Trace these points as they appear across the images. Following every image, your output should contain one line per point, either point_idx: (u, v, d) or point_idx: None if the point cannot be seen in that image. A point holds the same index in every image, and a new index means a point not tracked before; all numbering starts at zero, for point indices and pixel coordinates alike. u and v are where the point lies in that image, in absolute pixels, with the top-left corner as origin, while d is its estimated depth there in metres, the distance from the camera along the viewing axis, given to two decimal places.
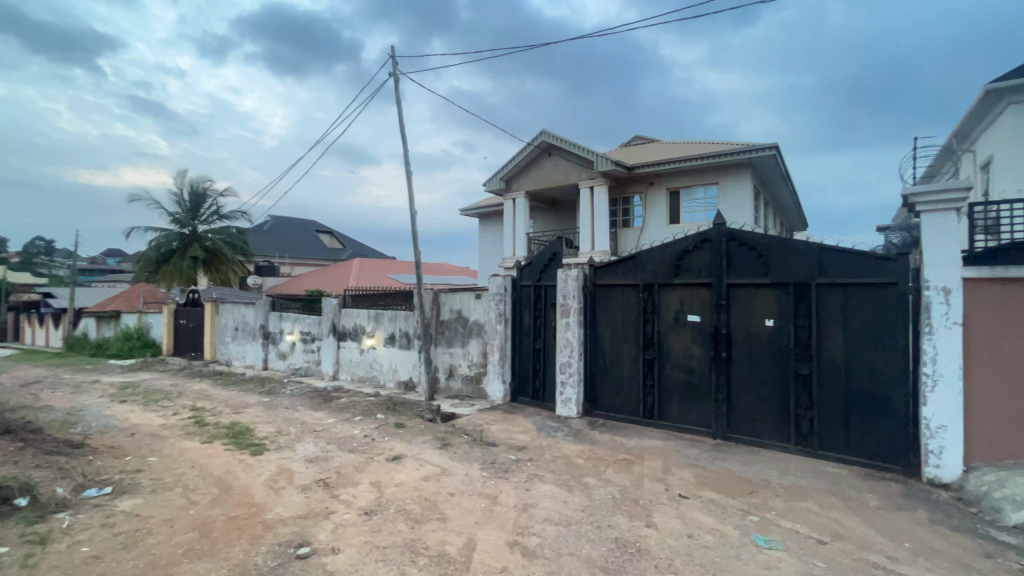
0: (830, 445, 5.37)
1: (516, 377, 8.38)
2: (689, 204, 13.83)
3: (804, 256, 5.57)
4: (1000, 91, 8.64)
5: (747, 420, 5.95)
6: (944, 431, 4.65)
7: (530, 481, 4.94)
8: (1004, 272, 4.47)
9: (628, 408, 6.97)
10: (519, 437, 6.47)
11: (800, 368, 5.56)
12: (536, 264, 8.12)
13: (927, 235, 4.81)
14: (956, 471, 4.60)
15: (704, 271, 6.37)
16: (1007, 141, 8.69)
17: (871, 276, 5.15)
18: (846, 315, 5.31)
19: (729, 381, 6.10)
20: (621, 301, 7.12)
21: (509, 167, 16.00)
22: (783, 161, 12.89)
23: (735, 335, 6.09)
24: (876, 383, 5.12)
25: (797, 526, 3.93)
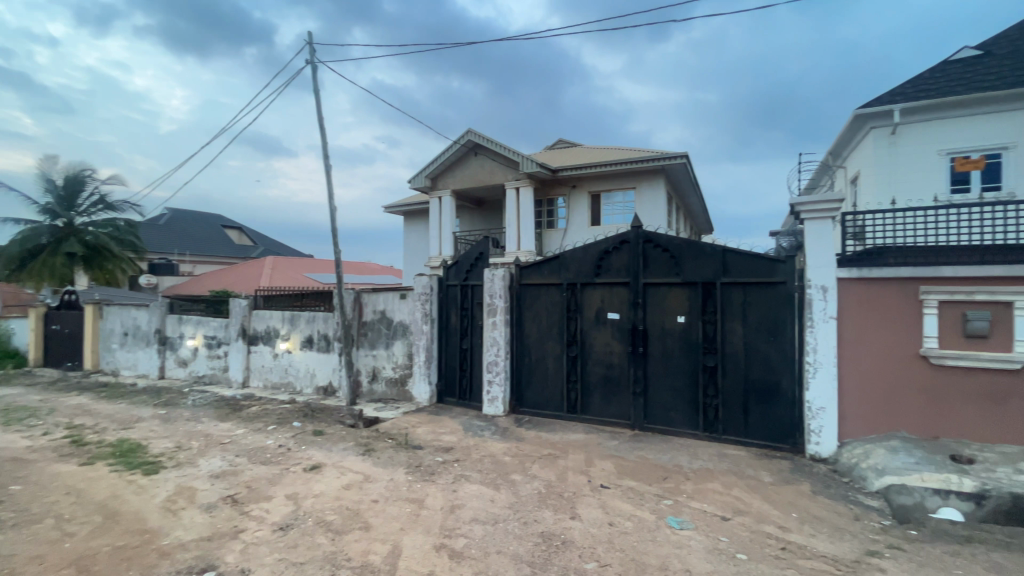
0: (732, 430, 5.89)
1: (442, 378, 8.28)
2: (609, 207, 14.49)
3: (710, 258, 6.07)
4: (864, 117, 10.01)
5: (661, 410, 6.36)
6: (823, 412, 5.30)
7: (456, 482, 4.90)
8: (869, 272, 5.17)
9: (553, 404, 7.16)
10: (446, 439, 6.39)
11: (707, 361, 6.05)
12: (462, 264, 8.08)
13: (810, 240, 5.43)
14: (831, 447, 5.27)
15: (623, 270, 6.71)
16: (871, 160, 10.06)
17: (766, 276, 5.72)
18: (745, 311, 5.86)
19: (645, 375, 6.48)
20: (546, 299, 7.30)
21: (434, 164, 15.78)
22: (693, 168, 13.90)
23: (651, 331, 6.48)
24: (770, 372, 5.70)
25: (704, 506, 4.26)
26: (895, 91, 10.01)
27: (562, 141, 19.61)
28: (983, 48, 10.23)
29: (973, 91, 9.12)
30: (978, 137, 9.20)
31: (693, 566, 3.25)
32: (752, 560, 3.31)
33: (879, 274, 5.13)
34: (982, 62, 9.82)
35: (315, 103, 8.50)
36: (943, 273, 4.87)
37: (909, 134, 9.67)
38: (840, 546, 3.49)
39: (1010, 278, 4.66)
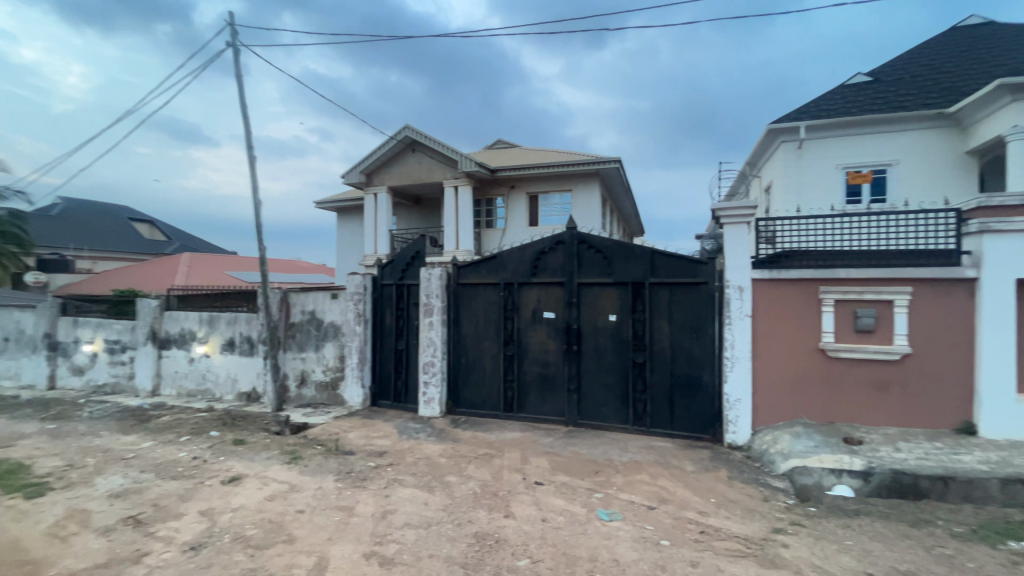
0: (659, 423, 6.21)
1: (376, 380, 8.02)
2: (547, 208, 14.75)
3: (640, 259, 6.34)
4: (776, 131, 10.95)
5: (594, 406, 6.57)
6: (739, 403, 5.72)
7: (389, 487, 4.77)
8: (778, 273, 5.64)
9: (490, 403, 7.17)
10: (380, 443, 6.21)
11: (637, 357, 6.33)
12: (397, 263, 7.87)
13: (729, 244, 5.83)
14: (746, 435, 5.69)
15: (558, 270, 6.85)
16: (781, 170, 10.99)
17: (690, 276, 6.08)
18: (671, 309, 6.19)
19: (579, 372, 6.66)
20: (483, 299, 7.30)
21: (370, 160, 15.27)
22: (625, 172, 14.44)
23: (584, 329, 6.67)
24: (693, 367, 6.06)
25: (632, 496, 4.46)
26: (802, 109, 11.00)
27: (501, 141, 19.70)
28: (872, 75, 11.53)
29: (865, 113, 10.25)
30: (868, 154, 10.34)
31: (621, 555, 3.38)
32: (675, 544, 3.50)
33: (786, 275, 5.61)
34: (872, 87, 11.07)
35: (237, 89, 7.92)
36: (839, 274, 5.42)
37: (812, 149, 10.69)
38: (751, 526, 3.78)
39: (891, 279, 5.28)
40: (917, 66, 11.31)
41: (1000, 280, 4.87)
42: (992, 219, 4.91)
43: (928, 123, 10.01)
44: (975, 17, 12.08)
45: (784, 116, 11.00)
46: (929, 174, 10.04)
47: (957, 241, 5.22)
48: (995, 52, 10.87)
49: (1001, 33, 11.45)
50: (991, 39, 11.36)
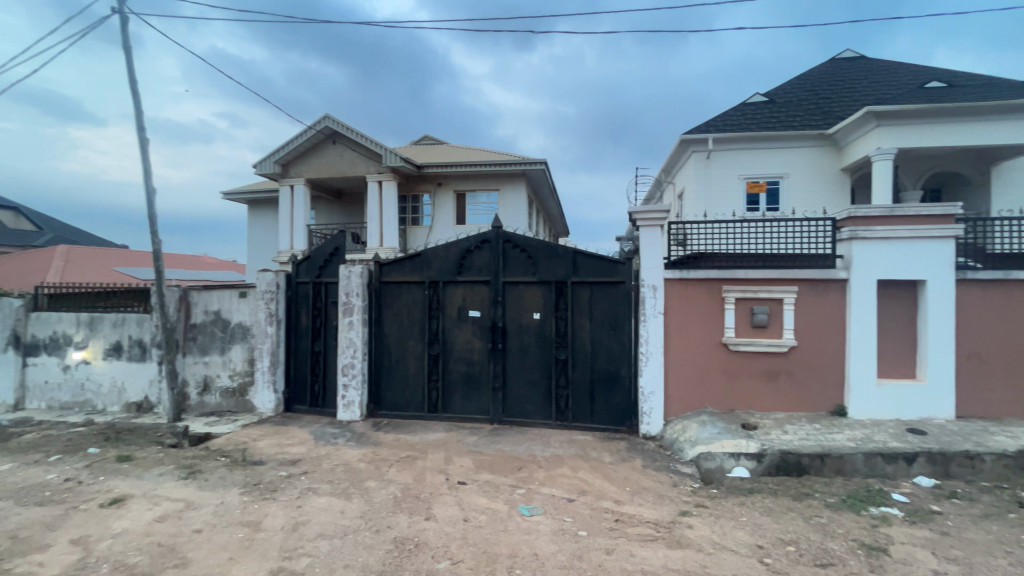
0: (581, 417, 6.42)
1: (290, 384, 7.52)
2: (474, 207, 14.68)
3: (563, 258, 6.51)
4: (687, 141, 11.76)
5: (519, 403, 6.65)
6: (652, 395, 6.07)
7: (302, 496, 4.48)
8: (687, 273, 6.06)
9: (413, 404, 7.00)
10: (293, 450, 5.83)
11: (559, 354, 6.50)
12: (314, 260, 7.43)
13: (644, 245, 6.15)
14: (659, 425, 6.05)
15: (483, 269, 6.85)
16: (692, 178, 11.82)
17: (609, 276, 6.35)
18: (592, 307, 6.42)
19: (504, 370, 6.71)
20: (407, 298, 7.10)
21: (286, 149, 14.30)
22: (550, 174, 14.72)
23: (509, 327, 6.73)
24: (611, 362, 6.33)
25: (553, 490, 4.56)
26: (711, 122, 11.92)
27: (428, 138, 19.36)
28: (768, 96, 12.78)
29: (762, 130, 11.34)
30: (764, 166, 11.44)
31: (540, 549, 3.43)
32: (591, 534, 3.63)
33: (694, 276, 6.04)
34: (768, 107, 12.26)
35: (125, 61, 7.02)
36: (739, 275, 5.92)
37: (719, 159, 11.62)
38: (661, 511, 4.02)
39: (781, 279, 5.86)
40: (804, 91, 12.73)
41: (866, 281, 5.59)
42: (860, 228, 5.62)
43: (812, 142, 11.29)
44: (848, 51, 13.82)
45: (695, 128, 11.84)
46: (812, 186, 11.32)
47: (834, 246, 5.91)
48: (864, 83, 12.52)
49: (868, 67, 13.22)
50: (860, 72, 13.07)
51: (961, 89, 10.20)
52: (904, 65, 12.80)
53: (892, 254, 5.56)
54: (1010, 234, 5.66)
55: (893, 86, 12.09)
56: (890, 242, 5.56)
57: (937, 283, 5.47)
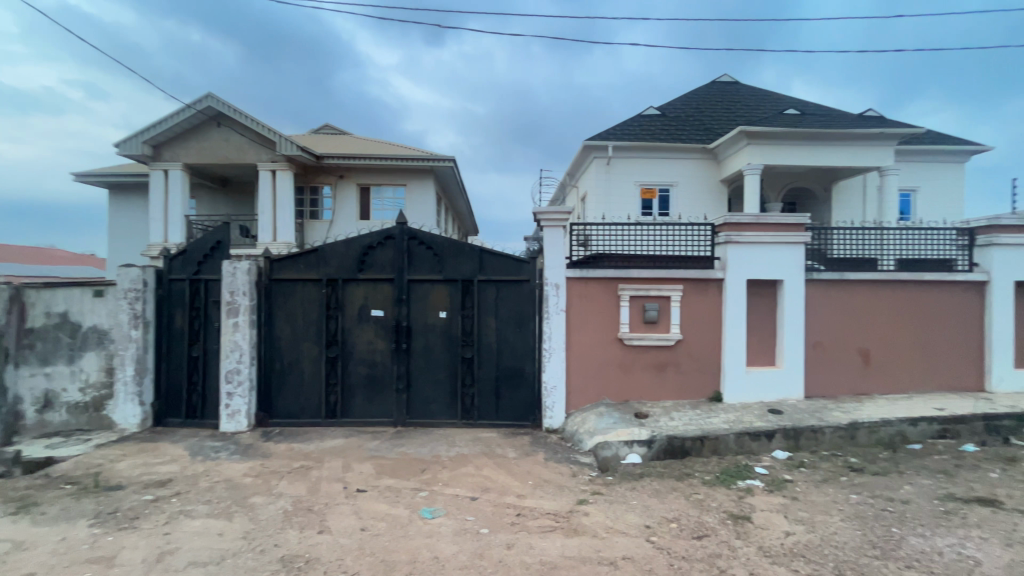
0: (486, 415, 6.45)
1: (161, 395, 6.62)
2: (379, 202, 14.08)
3: (469, 256, 6.50)
4: (590, 147, 12.40)
5: (424, 404, 6.51)
6: (555, 389, 6.29)
7: (171, 522, 3.96)
8: (588, 273, 6.35)
9: (309, 411, 6.53)
10: (163, 470, 5.14)
11: (465, 353, 6.48)
12: (191, 254, 6.62)
13: (548, 245, 6.33)
14: (561, 418, 6.29)
15: (387, 267, 6.59)
16: (595, 182, 12.46)
17: (515, 274, 6.46)
18: (498, 306, 6.49)
19: (408, 371, 6.53)
20: (302, 297, 6.61)
21: (158, 128, 12.60)
22: (459, 172, 14.60)
23: (414, 327, 6.56)
24: (516, 359, 6.45)
25: (456, 490, 4.52)
26: (611, 130, 12.67)
27: (329, 127, 18.24)
28: (660, 110, 13.89)
29: (655, 141, 12.30)
30: (657, 175, 12.42)
31: (441, 551, 3.38)
32: (493, 531, 3.65)
33: (594, 274, 6.35)
34: (660, 120, 13.33)
35: None
36: (633, 274, 6.34)
37: (617, 166, 12.38)
38: (560, 502, 4.17)
39: (669, 278, 6.39)
40: (690, 108, 14.05)
41: (739, 280, 6.29)
42: (734, 233, 6.30)
43: (696, 155, 12.48)
44: (726, 75, 15.48)
45: (597, 135, 12.50)
46: (697, 195, 12.51)
47: (712, 249, 6.56)
48: (738, 106, 14.11)
49: (741, 91, 14.92)
50: (735, 95, 14.71)
51: (812, 117, 11.92)
52: (769, 92, 14.64)
53: (759, 257, 6.32)
54: (846, 241, 6.70)
55: (760, 110, 13.78)
56: (757, 246, 6.32)
57: (792, 283, 6.32)
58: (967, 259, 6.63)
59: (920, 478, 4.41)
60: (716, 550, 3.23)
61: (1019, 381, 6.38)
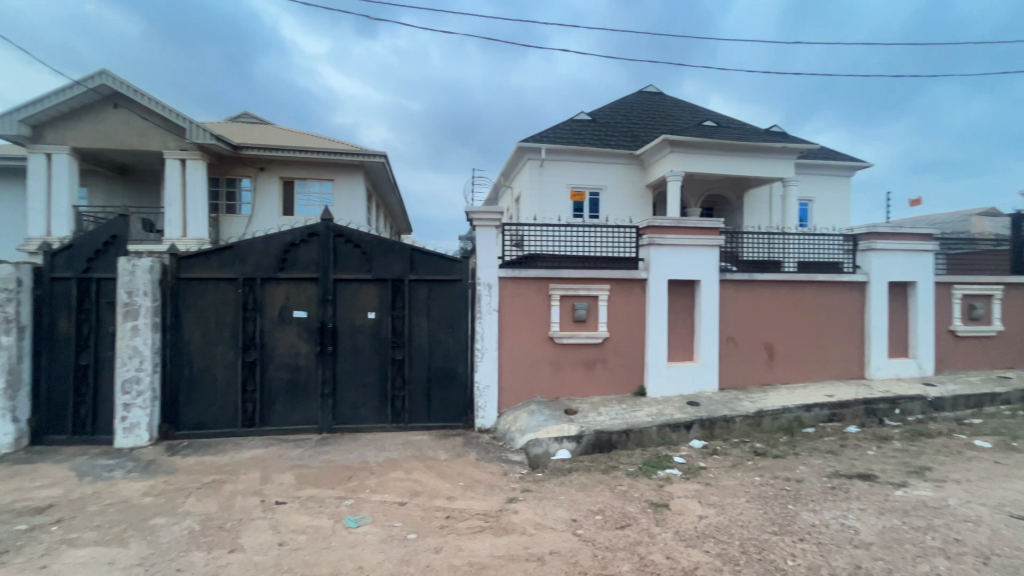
0: (417, 417, 6.33)
1: (40, 410, 5.81)
2: (304, 196, 13.32)
3: (400, 255, 6.34)
4: (524, 149, 12.56)
5: (351, 409, 6.26)
6: (487, 389, 6.30)
7: (50, 553, 3.49)
8: (520, 273, 6.42)
9: (222, 420, 6.04)
10: (42, 494, 4.52)
11: (395, 354, 6.31)
12: (79, 249, 5.88)
13: (480, 244, 6.33)
14: (493, 417, 6.31)
15: (311, 265, 6.26)
16: (528, 183, 12.65)
17: (446, 274, 6.39)
18: (429, 306, 6.39)
19: (335, 374, 6.24)
20: (214, 297, 6.10)
21: (39, 106, 11.10)
22: (391, 169, 14.20)
23: (341, 328, 6.28)
24: (448, 359, 6.38)
25: (384, 496, 4.38)
26: (544, 133, 12.93)
27: (248, 115, 17.01)
28: (591, 115, 14.37)
29: (586, 145, 12.70)
30: (587, 178, 12.83)
31: (365, 561, 3.25)
32: (421, 536, 3.58)
33: (525, 274, 6.43)
34: (590, 125, 13.79)
35: None
36: (563, 274, 6.50)
37: (550, 168, 12.63)
38: (489, 501, 4.18)
39: (597, 279, 6.61)
40: (619, 116, 14.66)
41: (660, 280, 6.65)
42: (657, 235, 6.65)
43: (624, 160, 13.05)
44: (652, 86, 16.32)
45: (531, 137, 12.70)
46: (625, 199, 13.08)
47: (637, 250, 6.89)
48: (662, 116, 14.93)
49: (666, 102, 15.80)
50: (660, 105, 15.56)
51: (726, 130, 12.87)
52: (690, 104, 15.64)
53: (679, 259, 6.72)
54: (754, 244, 7.33)
55: (682, 121, 14.67)
56: (677, 249, 6.72)
57: (707, 283, 6.79)
58: (851, 262, 7.47)
59: (813, 458, 4.90)
60: (637, 538, 3.38)
61: (893, 368, 7.29)
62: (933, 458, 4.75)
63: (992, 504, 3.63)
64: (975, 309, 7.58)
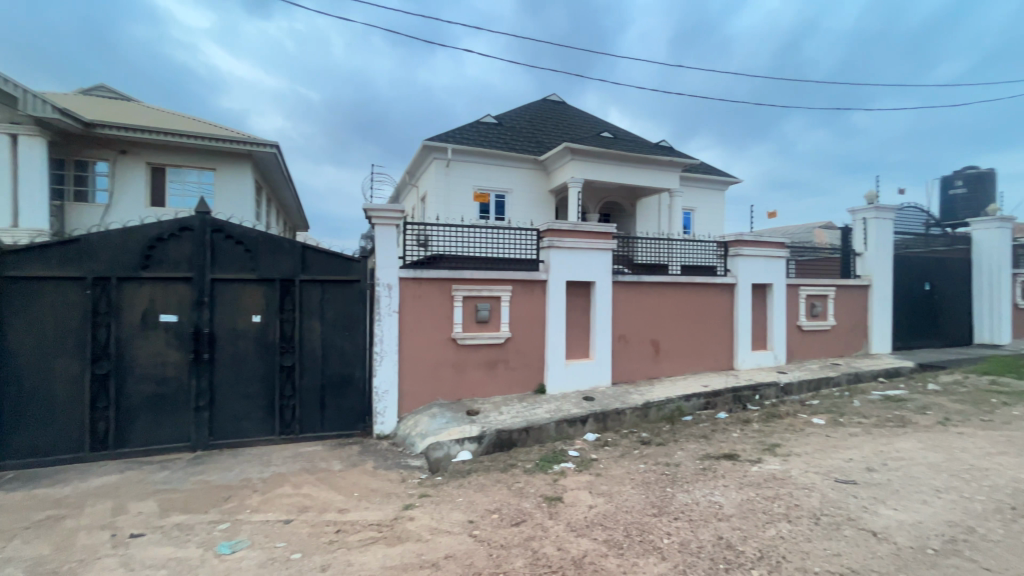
0: (309, 427, 5.93)
1: None
2: (178, 185, 11.82)
3: (289, 253, 5.89)
4: (430, 147, 12.36)
5: (231, 422, 5.66)
6: (387, 394, 6.07)
7: None
8: (421, 273, 6.26)
9: (63, 444, 5.12)
10: None
11: (284, 361, 5.84)
12: None
13: (380, 244, 6.08)
14: (392, 423, 6.09)
15: (183, 263, 5.56)
16: (434, 183, 12.48)
17: (343, 274, 6.08)
18: (323, 308, 6.02)
19: (212, 385, 5.60)
20: (54, 300, 5.16)
21: None
22: (283, 160, 13.14)
23: (219, 334, 5.66)
24: (344, 364, 6.07)
25: (267, 515, 4.02)
26: (451, 133, 12.85)
27: (105, 88, 14.68)
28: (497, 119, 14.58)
29: (491, 147, 12.84)
30: (493, 180, 12.99)
31: None
32: (306, 555, 3.33)
33: (427, 275, 6.29)
34: (496, 129, 13.98)
35: None
36: (465, 275, 6.46)
37: (456, 169, 12.58)
38: (385, 510, 4.03)
39: (499, 279, 6.68)
40: (524, 121, 15.06)
41: (559, 282, 6.92)
42: (556, 238, 6.91)
43: (529, 165, 13.41)
44: (556, 95, 16.98)
45: (437, 136, 12.54)
46: (529, 203, 13.44)
47: (537, 252, 7.08)
48: (564, 124, 15.60)
49: (567, 111, 16.53)
50: (562, 114, 16.26)
51: (622, 142, 13.80)
52: (590, 116, 16.52)
53: (576, 261, 7.04)
54: (645, 249, 7.93)
55: (582, 130, 15.45)
56: (575, 251, 7.04)
57: (601, 285, 7.20)
58: (724, 266, 8.41)
59: (689, 443, 5.42)
60: (530, 533, 3.47)
61: (755, 359, 8.33)
62: (782, 436, 5.50)
63: (823, 471, 4.29)
64: (815, 306, 8.92)
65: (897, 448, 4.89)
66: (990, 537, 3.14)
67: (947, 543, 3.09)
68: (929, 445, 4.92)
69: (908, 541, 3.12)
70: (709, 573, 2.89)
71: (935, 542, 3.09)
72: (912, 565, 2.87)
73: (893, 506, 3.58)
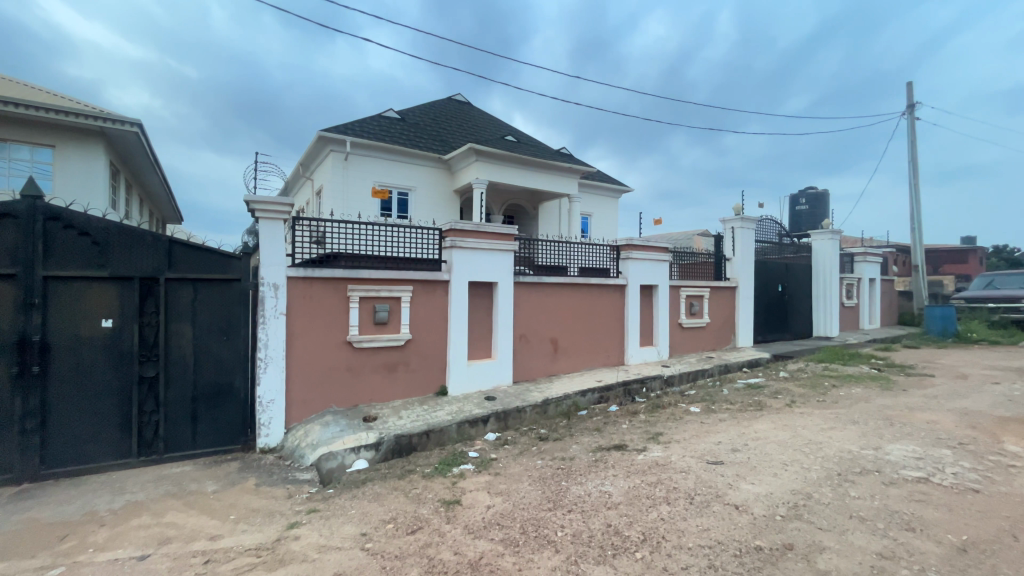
0: (177, 445, 5.23)
1: None
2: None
3: (152, 248, 5.14)
4: (326, 139, 11.60)
5: (73, 445, 4.79)
6: (272, 404, 5.55)
7: None
8: (312, 273, 5.80)
9: None
10: None
11: (144, 371, 5.07)
12: None
13: (264, 240, 5.54)
14: (278, 435, 5.58)
15: (4, 258, 4.58)
16: (331, 176, 11.74)
17: (220, 273, 5.46)
18: (195, 310, 5.35)
19: (45, 404, 4.68)
20: None
21: None
22: (147, 142, 11.43)
23: (55, 342, 4.75)
24: (220, 372, 5.45)
25: (118, 552, 3.45)
26: (349, 125, 12.19)
27: None
28: (400, 114, 14.16)
29: (394, 143, 12.41)
30: (396, 177, 12.56)
31: None
32: None
33: (320, 275, 5.85)
34: (399, 124, 13.56)
35: None
36: (362, 275, 6.13)
37: (355, 162, 11.95)
38: (265, 532, 3.67)
39: (399, 280, 6.44)
40: (428, 118, 14.82)
41: (461, 282, 6.87)
42: (458, 239, 6.84)
43: (433, 163, 13.19)
44: (461, 95, 16.93)
45: (334, 127, 11.82)
46: (433, 202, 13.22)
47: (439, 252, 6.97)
48: (469, 125, 15.61)
49: (472, 112, 16.58)
50: (467, 114, 16.26)
51: (525, 146, 14.16)
52: (494, 118, 16.73)
53: (478, 262, 7.04)
54: (545, 250, 8.17)
55: (487, 131, 15.60)
56: (476, 252, 7.03)
57: (503, 285, 7.28)
58: (616, 268, 8.97)
59: (583, 437, 5.69)
60: (427, 540, 3.39)
61: (642, 354, 9.03)
62: (664, 425, 6.00)
63: (697, 455, 4.77)
64: (692, 306, 9.90)
65: (755, 429, 5.58)
66: (822, 500, 3.71)
67: (791, 508, 3.58)
68: (779, 425, 5.70)
69: (762, 510, 3.57)
70: (599, 561, 3.04)
71: (783, 509, 3.57)
72: (765, 531, 3.28)
73: (751, 481, 4.08)
